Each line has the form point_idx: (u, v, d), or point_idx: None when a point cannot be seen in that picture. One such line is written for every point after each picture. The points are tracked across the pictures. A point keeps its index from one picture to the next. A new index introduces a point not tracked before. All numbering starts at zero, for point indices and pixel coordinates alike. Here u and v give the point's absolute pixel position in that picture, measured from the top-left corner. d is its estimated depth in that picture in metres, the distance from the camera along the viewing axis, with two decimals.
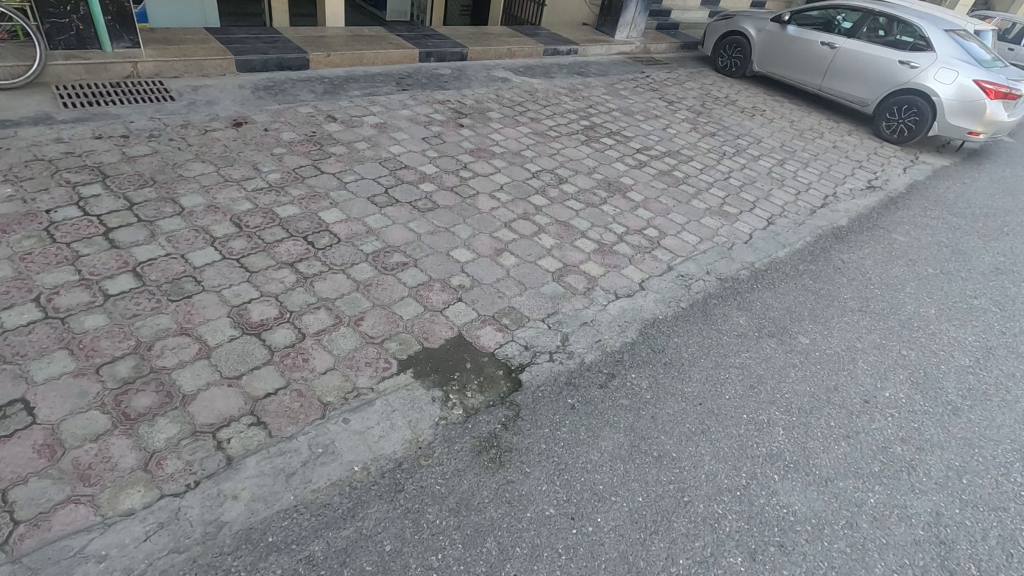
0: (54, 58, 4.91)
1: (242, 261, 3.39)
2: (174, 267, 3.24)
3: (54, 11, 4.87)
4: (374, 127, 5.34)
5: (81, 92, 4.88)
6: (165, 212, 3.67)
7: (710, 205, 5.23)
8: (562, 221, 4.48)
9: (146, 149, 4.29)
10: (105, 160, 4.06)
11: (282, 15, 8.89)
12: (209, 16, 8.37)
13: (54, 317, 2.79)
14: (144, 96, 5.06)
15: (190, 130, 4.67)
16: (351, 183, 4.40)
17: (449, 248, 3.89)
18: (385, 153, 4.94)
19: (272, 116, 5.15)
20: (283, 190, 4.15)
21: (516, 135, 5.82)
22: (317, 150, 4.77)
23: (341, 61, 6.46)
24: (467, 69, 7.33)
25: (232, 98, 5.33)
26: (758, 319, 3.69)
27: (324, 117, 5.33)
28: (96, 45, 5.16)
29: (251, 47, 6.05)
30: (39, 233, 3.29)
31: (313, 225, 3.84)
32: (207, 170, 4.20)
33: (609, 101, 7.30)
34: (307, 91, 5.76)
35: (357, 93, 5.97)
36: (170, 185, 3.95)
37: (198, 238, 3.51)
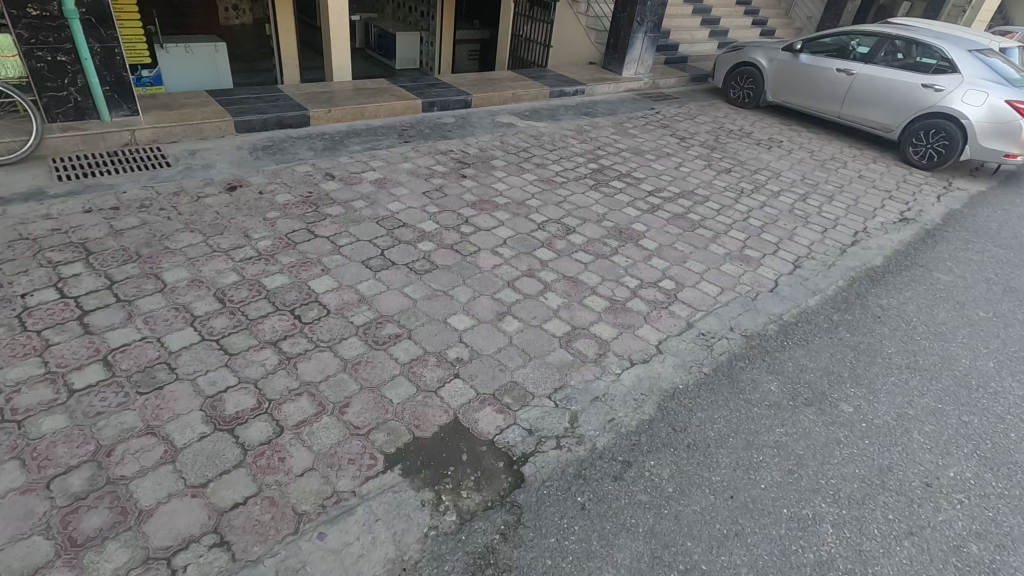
0: (51, 131, 4.88)
1: (223, 342, 3.15)
2: (147, 353, 3.02)
3: (52, 85, 4.83)
4: (373, 183, 5.16)
5: (77, 163, 4.81)
6: (146, 289, 3.48)
7: (730, 249, 4.87)
8: (570, 277, 4.18)
9: (135, 221, 4.15)
10: (91, 235, 3.92)
11: (292, 69, 9.00)
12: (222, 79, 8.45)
13: (11, 421, 2.56)
14: (141, 164, 4.98)
15: (182, 197, 4.54)
16: (346, 246, 4.18)
17: (447, 314, 3.60)
18: (383, 211, 4.74)
19: (268, 177, 5.02)
20: (272, 258, 3.94)
21: (521, 183, 5.59)
22: (312, 212, 4.59)
23: (342, 115, 6.39)
24: (472, 117, 7.21)
25: (230, 160, 5.23)
26: (792, 383, 3.29)
27: (322, 175, 5.19)
28: (95, 115, 5.13)
29: (251, 107, 6.01)
30: (11, 321, 3.10)
31: (302, 296, 3.60)
32: (195, 240, 4.03)
33: (618, 141, 7.07)
34: (306, 149, 5.65)
35: (358, 148, 5.84)
36: (155, 259, 3.77)
37: (178, 317, 3.29)
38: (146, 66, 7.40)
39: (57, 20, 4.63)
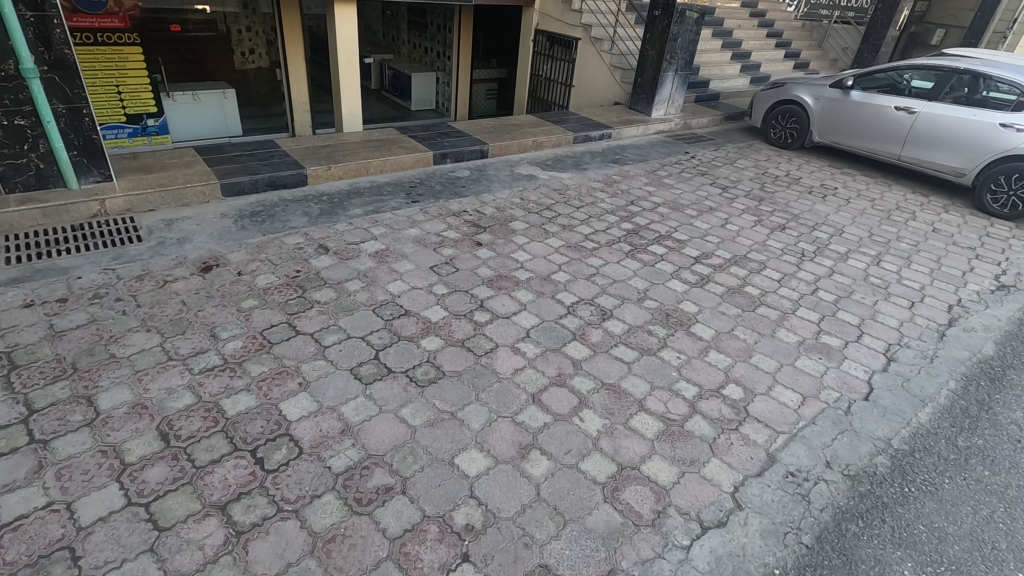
0: (6, 204, 4.26)
1: (152, 507, 2.36)
2: (49, 530, 2.24)
3: (9, 152, 4.23)
4: (372, 257, 4.42)
5: (34, 240, 4.17)
6: (71, 422, 2.72)
7: (804, 335, 3.96)
8: (610, 384, 3.32)
9: (81, 317, 3.44)
10: (22, 340, 3.21)
11: (305, 115, 7.60)
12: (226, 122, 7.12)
13: None
14: (107, 238, 4.32)
15: (145, 282, 3.84)
16: (332, 347, 3.40)
17: (454, 451, 2.78)
18: (381, 294, 3.97)
19: (251, 253, 4.31)
20: (240, 367, 3.18)
21: (545, 251, 4.79)
22: (296, 298, 3.84)
23: (344, 172, 5.72)
24: (488, 168, 6.51)
25: (210, 231, 4.55)
26: (931, 564, 2.37)
27: (315, 248, 4.47)
28: (61, 184, 4.53)
29: (242, 166, 5.38)
30: None
31: (269, 426, 2.81)
32: (149, 343, 3.29)
33: (653, 194, 6.28)
34: (299, 214, 4.96)
35: (358, 212, 5.14)
36: (93, 372, 3.03)
37: (102, 467, 2.51)
38: (151, 115, 6.49)
39: (14, 80, 4.05)
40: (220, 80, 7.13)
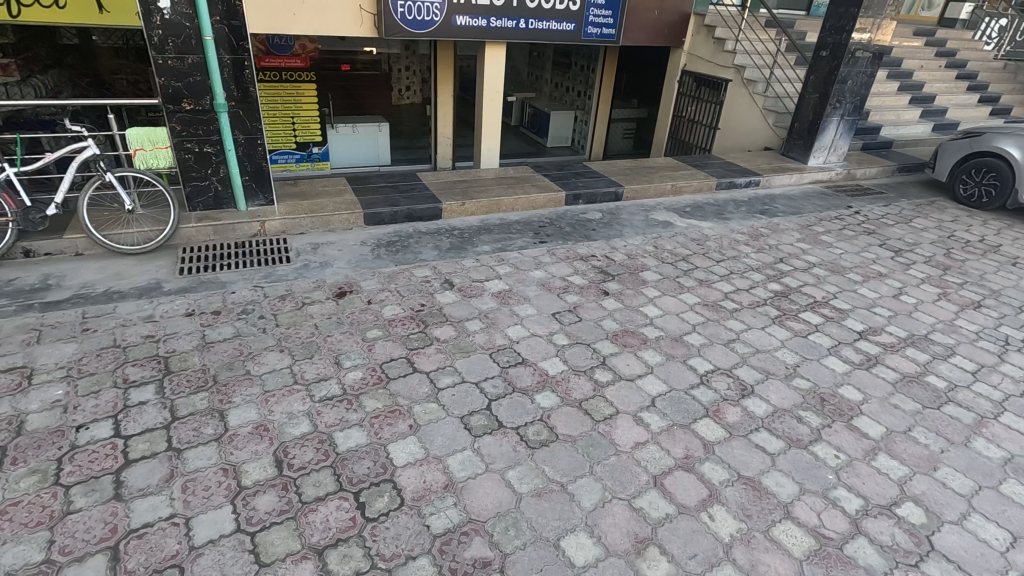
0: (188, 220, 4.83)
1: (256, 539, 2.39)
2: (166, 544, 2.35)
3: (197, 175, 4.83)
4: (495, 297, 4.34)
5: (203, 253, 4.66)
6: (203, 435, 2.90)
7: (1011, 451, 3.12)
8: (749, 478, 2.83)
9: (228, 330, 3.73)
10: (179, 347, 3.55)
11: (447, 148, 7.74)
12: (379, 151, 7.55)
13: None
14: (262, 257, 4.70)
15: (287, 302, 4.09)
16: (445, 390, 3.31)
17: (560, 531, 2.49)
18: (500, 338, 3.85)
19: (382, 282, 4.45)
20: (357, 400, 3.20)
21: (677, 308, 4.39)
22: (417, 333, 3.84)
23: (476, 209, 5.79)
24: (621, 212, 6.23)
25: (349, 258, 4.78)
26: None
27: (441, 282, 4.50)
28: (232, 205, 5.07)
29: (384, 197, 5.66)
30: (49, 466, 2.68)
31: (375, 468, 2.76)
32: (280, 363, 3.46)
33: (806, 252, 5.58)
34: (431, 247, 5.06)
35: (486, 248, 5.13)
36: (229, 387, 3.24)
37: (220, 486, 2.62)
38: (316, 143, 7.14)
39: (208, 114, 4.65)
40: (378, 113, 7.45)
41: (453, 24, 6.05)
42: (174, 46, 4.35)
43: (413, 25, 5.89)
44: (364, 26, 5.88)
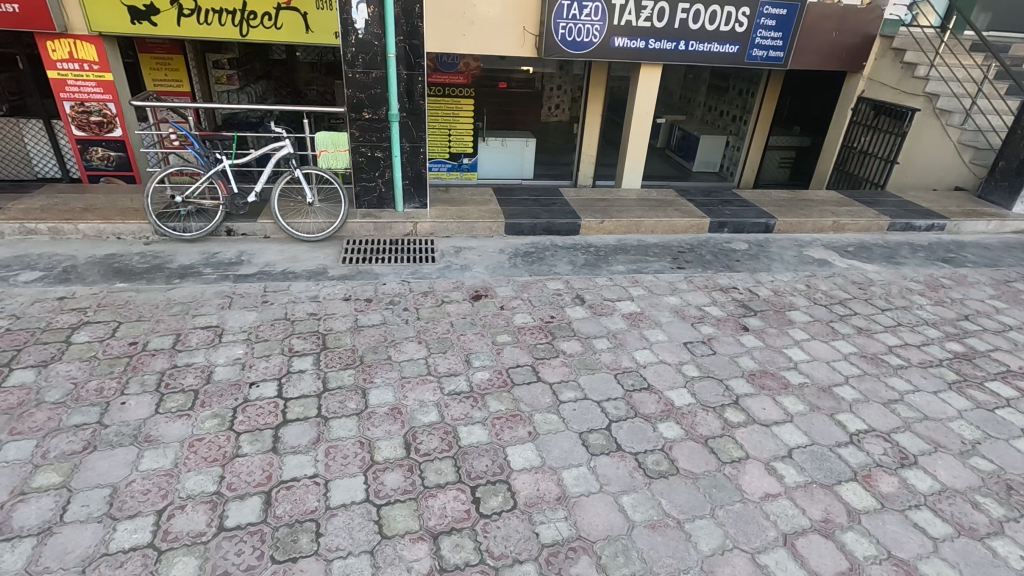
0: (354, 216, 5.41)
1: (381, 512, 2.58)
2: (307, 499, 2.64)
3: (366, 177, 5.41)
4: (625, 318, 4.27)
5: (362, 246, 5.18)
6: (347, 408, 3.21)
7: None
8: (902, 561, 2.47)
9: (376, 317, 4.10)
10: (335, 327, 3.97)
11: (589, 167, 7.75)
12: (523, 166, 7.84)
13: (155, 548, 2.38)
14: (411, 255, 5.10)
15: (428, 298, 4.40)
16: (567, 404, 3.33)
17: (672, 570, 2.37)
18: (626, 360, 3.78)
19: (516, 289, 4.60)
20: (482, 398, 3.34)
21: (828, 354, 3.97)
22: (545, 343, 3.91)
23: (615, 228, 5.76)
24: (771, 244, 5.81)
25: (488, 263, 5.01)
26: None
27: (572, 297, 4.54)
28: (391, 205, 5.59)
29: (526, 209, 5.85)
30: (226, 412, 3.15)
31: (493, 466, 2.86)
32: (417, 354, 3.72)
33: (1001, 311, 4.75)
34: (565, 261, 5.13)
35: (621, 268, 5.07)
36: (372, 368, 3.56)
37: (356, 457, 2.88)
38: (467, 154, 7.61)
39: (382, 123, 5.19)
40: (526, 128, 7.71)
41: (610, 45, 6.11)
42: (363, 62, 4.93)
43: (572, 46, 6.05)
44: (526, 47, 6.17)
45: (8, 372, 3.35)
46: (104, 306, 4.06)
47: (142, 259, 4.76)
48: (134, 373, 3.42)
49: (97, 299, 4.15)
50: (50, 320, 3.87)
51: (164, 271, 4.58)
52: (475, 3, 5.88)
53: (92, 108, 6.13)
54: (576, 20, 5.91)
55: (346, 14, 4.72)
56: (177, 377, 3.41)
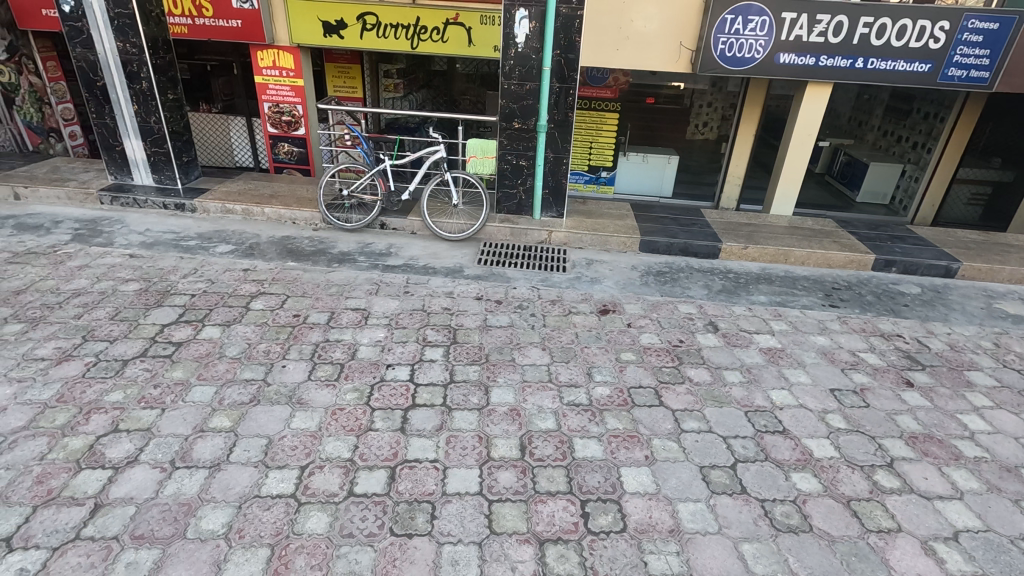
0: (493, 220, 5.65)
1: (492, 507, 2.66)
2: (426, 481, 2.79)
3: (508, 184, 5.63)
4: (762, 353, 3.97)
5: (498, 249, 5.38)
6: (469, 402, 3.35)
7: None
8: None
9: (504, 319, 4.24)
10: (466, 323, 4.17)
11: (734, 188, 7.35)
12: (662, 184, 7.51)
13: (296, 499, 2.68)
14: (543, 262, 5.20)
15: (556, 307, 4.45)
16: (689, 434, 3.17)
17: None
18: (760, 398, 3.50)
19: (645, 308, 4.48)
20: (600, 414, 3.30)
21: (1017, 429, 3.35)
22: (671, 367, 3.76)
23: (759, 255, 5.39)
24: (950, 291, 5.04)
25: (618, 279, 4.94)
26: None
27: (705, 323, 4.32)
28: (529, 213, 5.75)
29: (664, 227, 5.69)
30: (365, 388, 3.45)
31: (606, 483, 2.81)
32: (540, 360, 3.78)
33: None
34: (701, 285, 4.90)
35: (762, 299, 4.73)
36: (496, 367, 3.68)
37: (474, 450, 3.00)
38: (606, 168, 7.50)
39: (530, 133, 5.38)
40: (670, 145, 7.37)
41: (774, 62, 5.72)
42: (519, 74, 5.16)
43: (731, 62, 5.76)
44: (681, 62, 6.00)
45: (202, 327, 3.98)
46: (276, 280, 4.66)
47: (309, 242, 5.40)
48: (294, 342, 3.88)
49: (272, 274, 4.78)
50: (236, 287, 4.52)
51: (326, 255, 5.14)
52: (633, 18, 5.86)
53: (285, 109, 7.09)
54: (739, 35, 5.62)
55: (509, 29, 5.01)
56: (328, 350, 3.80)
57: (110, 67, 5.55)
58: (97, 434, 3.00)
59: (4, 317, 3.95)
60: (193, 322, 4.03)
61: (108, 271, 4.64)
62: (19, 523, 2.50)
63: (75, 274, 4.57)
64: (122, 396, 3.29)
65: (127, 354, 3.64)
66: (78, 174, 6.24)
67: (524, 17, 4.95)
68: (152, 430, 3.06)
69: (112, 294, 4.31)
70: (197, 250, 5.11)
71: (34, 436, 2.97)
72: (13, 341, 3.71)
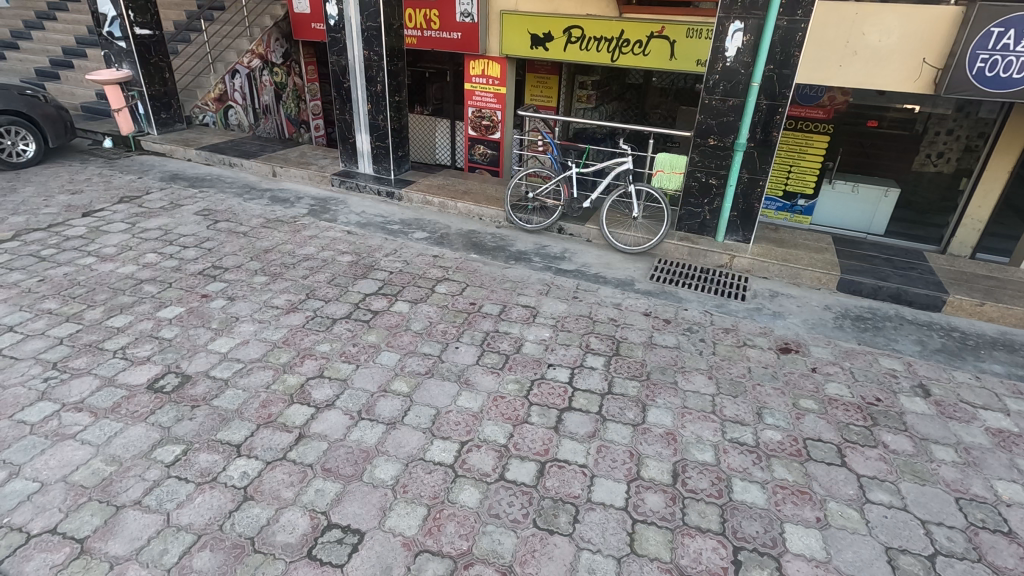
0: (671, 237, 5.49)
1: (636, 527, 2.60)
2: (573, 483, 2.83)
3: (693, 202, 5.42)
4: (989, 434, 3.26)
5: (673, 268, 5.21)
6: (625, 416, 3.31)
7: None
8: None
9: (671, 340, 4.10)
10: (631, 337, 4.12)
11: (972, 233, 5.98)
12: (876, 220, 6.49)
13: (454, 470, 2.90)
14: (720, 287, 4.91)
15: (729, 336, 4.17)
16: (875, 506, 2.75)
17: None
18: (979, 486, 2.90)
19: (835, 354, 3.98)
20: (767, 459, 3.02)
21: None
22: (861, 426, 3.29)
23: (1000, 315, 4.46)
24: None
25: (807, 317, 4.47)
26: None
27: (912, 383, 3.70)
28: (712, 233, 5.46)
29: (872, 267, 4.99)
30: (525, 382, 3.60)
31: (765, 535, 2.57)
32: (705, 388, 3.58)
33: None
34: (912, 340, 4.20)
35: (997, 369, 3.90)
36: (656, 387, 3.58)
37: (624, 464, 2.95)
38: (805, 196, 6.68)
39: (726, 151, 5.11)
40: (891, 176, 6.38)
41: None
42: (723, 89, 4.94)
43: (993, 83, 4.75)
44: (920, 82, 5.20)
45: (395, 301, 4.50)
46: (459, 269, 5.08)
47: (492, 238, 5.78)
48: (468, 327, 4.19)
49: (457, 263, 5.22)
50: (425, 271, 5.03)
51: (505, 252, 5.47)
52: (865, 31, 5.24)
53: (486, 114, 7.69)
54: (1007, 52, 4.64)
55: (719, 43, 4.82)
56: (496, 340, 4.04)
57: (355, 72, 6.55)
58: (307, 375, 3.59)
59: (254, 269, 4.89)
60: (389, 296, 4.58)
61: (330, 243, 5.48)
62: (247, 435, 3.09)
63: (307, 242, 5.48)
64: (329, 348, 3.88)
65: (337, 314, 4.28)
66: (318, 160, 7.45)
67: (738, 29, 4.72)
68: (347, 381, 3.56)
69: (331, 263, 5.08)
70: (398, 234, 5.78)
71: (263, 368, 3.64)
72: (259, 289, 4.58)
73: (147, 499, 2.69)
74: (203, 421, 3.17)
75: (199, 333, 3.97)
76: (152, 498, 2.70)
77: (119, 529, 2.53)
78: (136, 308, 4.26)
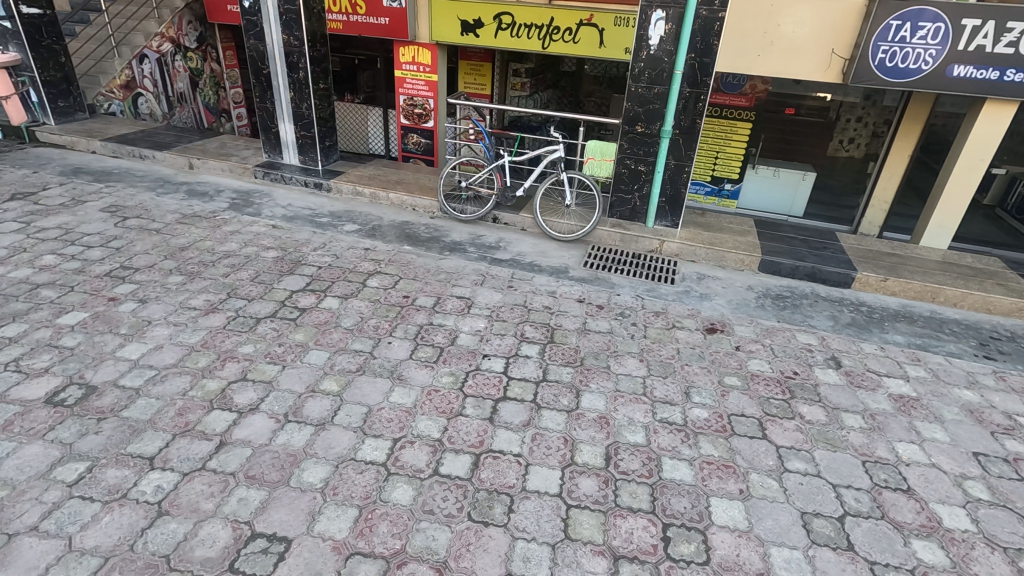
0: (604, 224, 5.57)
1: (570, 512, 2.63)
2: (508, 474, 2.83)
3: (624, 189, 5.52)
4: (891, 400, 3.53)
5: (605, 254, 5.28)
6: (559, 403, 3.34)
7: None
8: None
9: (604, 325, 4.16)
10: (565, 324, 4.15)
11: (879, 214, 6.43)
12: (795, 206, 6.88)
13: (386, 468, 2.84)
14: (651, 272, 5.04)
15: (659, 319, 4.29)
16: (793, 474, 2.91)
17: None
18: (883, 449, 3.12)
19: (757, 332, 4.18)
20: (694, 436, 3.13)
21: None
22: (780, 400, 3.46)
23: (901, 289, 4.82)
24: None
25: (731, 297, 4.66)
26: None
27: (825, 356, 3.94)
28: (642, 219, 5.58)
29: (790, 248, 5.26)
30: (460, 373, 3.57)
31: (692, 510, 2.67)
32: (636, 371, 3.67)
33: None
34: (826, 316, 4.47)
35: (899, 339, 4.21)
36: (589, 372, 3.63)
37: (558, 451, 2.98)
38: (731, 180, 6.94)
39: (653, 138, 5.23)
40: (808, 161, 6.72)
41: (947, 74, 5.00)
42: (648, 76, 5.03)
43: (892, 72, 5.12)
44: (830, 71, 5.49)
45: (324, 297, 4.33)
46: (392, 262, 4.95)
47: (425, 229, 5.67)
48: (401, 321, 4.10)
49: (389, 255, 5.09)
50: (355, 264, 4.87)
51: (439, 243, 5.38)
52: (780, 22, 5.47)
53: (418, 102, 7.51)
54: (905, 43, 5.00)
55: (643, 31, 4.90)
56: (430, 333, 3.97)
57: (275, 58, 6.22)
58: (229, 379, 3.40)
59: (169, 269, 4.58)
60: (317, 292, 4.40)
61: (253, 238, 5.21)
62: (161, 446, 2.89)
63: (227, 238, 5.18)
64: (253, 349, 3.69)
65: (260, 313, 4.07)
66: (240, 151, 7.05)
67: (660, 18, 4.81)
68: (273, 383, 3.40)
69: (254, 259, 4.83)
70: (327, 226, 5.57)
71: (180, 374, 3.42)
72: (174, 290, 4.29)
73: (45, 524, 2.46)
74: (111, 434, 2.94)
75: (106, 339, 3.68)
76: (51, 522, 2.48)
77: (12, 559, 2.31)
78: (31, 315, 3.89)
